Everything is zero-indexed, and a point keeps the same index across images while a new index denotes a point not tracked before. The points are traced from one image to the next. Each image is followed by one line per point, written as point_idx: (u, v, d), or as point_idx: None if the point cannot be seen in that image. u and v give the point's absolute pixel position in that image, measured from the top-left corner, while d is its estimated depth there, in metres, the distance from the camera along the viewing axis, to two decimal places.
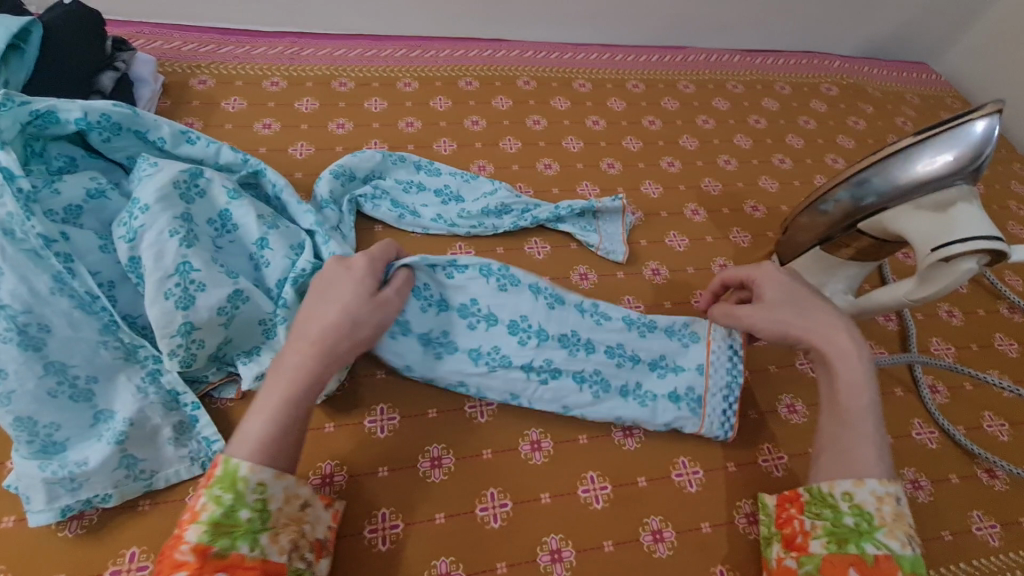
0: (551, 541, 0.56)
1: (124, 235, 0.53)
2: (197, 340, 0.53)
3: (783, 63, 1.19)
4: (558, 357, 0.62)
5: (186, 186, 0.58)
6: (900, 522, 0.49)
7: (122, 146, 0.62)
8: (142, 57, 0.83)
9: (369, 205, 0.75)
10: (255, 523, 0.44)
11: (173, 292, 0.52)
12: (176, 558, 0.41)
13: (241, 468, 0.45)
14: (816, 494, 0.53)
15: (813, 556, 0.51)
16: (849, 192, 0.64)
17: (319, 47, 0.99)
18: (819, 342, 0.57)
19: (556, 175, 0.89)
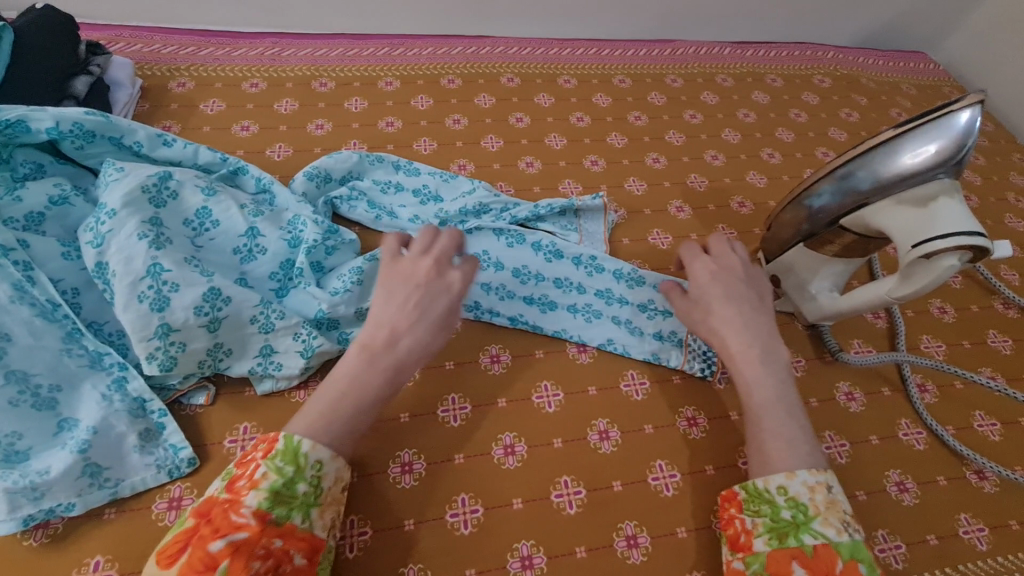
0: (522, 547, 0.55)
1: (91, 241, 0.53)
2: (175, 342, 0.53)
3: (774, 54, 1.17)
4: (554, 294, 0.70)
5: (156, 190, 0.57)
6: (832, 510, 0.49)
7: (91, 152, 0.61)
8: (119, 60, 0.83)
9: (345, 206, 0.75)
10: (309, 498, 0.46)
11: (147, 295, 0.52)
12: (233, 520, 0.43)
13: (303, 444, 0.46)
14: (754, 490, 0.53)
15: (758, 555, 0.49)
16: (833, 186, 0.63)
17: (300, 47, 0.98)
18: (727, 346, 0.58)
19: (538, 173, 0.88)
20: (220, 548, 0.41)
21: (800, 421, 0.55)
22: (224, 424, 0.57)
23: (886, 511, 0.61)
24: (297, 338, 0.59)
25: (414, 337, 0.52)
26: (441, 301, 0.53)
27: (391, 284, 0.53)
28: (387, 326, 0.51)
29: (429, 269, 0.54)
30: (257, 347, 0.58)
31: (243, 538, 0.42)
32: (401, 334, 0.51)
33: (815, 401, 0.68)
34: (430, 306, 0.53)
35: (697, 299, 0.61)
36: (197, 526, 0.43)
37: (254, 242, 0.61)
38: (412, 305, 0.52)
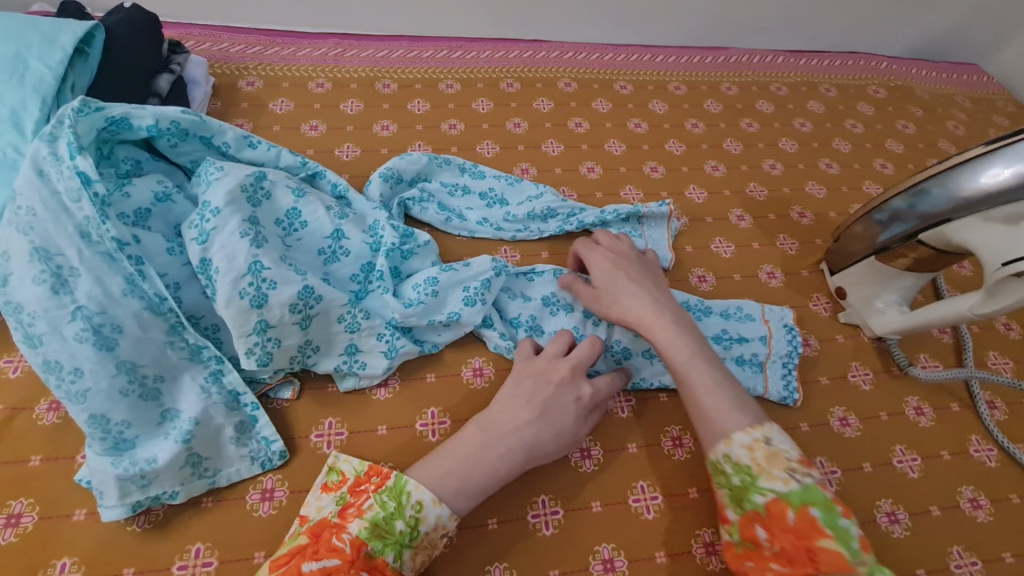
0: (603, 550, 0.55)
1: (196, 238, 0.54)
2: (271, 338, 0.55)
3: (828, 64, 1.16)
4: (629, 339, 0.67)
5: (253, 190, 0.58)
6: (773, 461, 0.48)
7: (185, 150, 0.62)
8: (195, 59, 0.84)
9: (417, 208, 0.76)
10: (404, 538, 0.47)
11: (247, 291, 0.53)
12: (334, 543, 0.45)
13: (409, 484, 0.49)
14: (710, 463, 0.52)
15: (734, 526, 0.49)
16: (907, 201, 0.64)
17: (362, 48, 1.00)
18: (633, 321, 0.60)
19: (599, 179, 0.88)
20: (314, 568, 0.43)
21: (715, 384, 0.54)
22: (310, 418, 0.59)
23: (960, 527, 0.61)
24: (381, 338, 0.61)
25: (534, 435, 0.53)
26: (568, 405, 0.55)
27: (522, 380, 0.57)
28: (511, 417, 0.54)
29: (567, 375, 0.57)
30: (343, 345, 0.60)
31: (336, 564, 0.43)
32: (521, 427, 0.53)
33: (885, 415, 0.68)
34: (558, 411, 0.55)
35: (601, 286, 0.63)
36: (304, 544, 0.45)
37: (338, 244, 0.63)
38: (540, 401, 0.55)
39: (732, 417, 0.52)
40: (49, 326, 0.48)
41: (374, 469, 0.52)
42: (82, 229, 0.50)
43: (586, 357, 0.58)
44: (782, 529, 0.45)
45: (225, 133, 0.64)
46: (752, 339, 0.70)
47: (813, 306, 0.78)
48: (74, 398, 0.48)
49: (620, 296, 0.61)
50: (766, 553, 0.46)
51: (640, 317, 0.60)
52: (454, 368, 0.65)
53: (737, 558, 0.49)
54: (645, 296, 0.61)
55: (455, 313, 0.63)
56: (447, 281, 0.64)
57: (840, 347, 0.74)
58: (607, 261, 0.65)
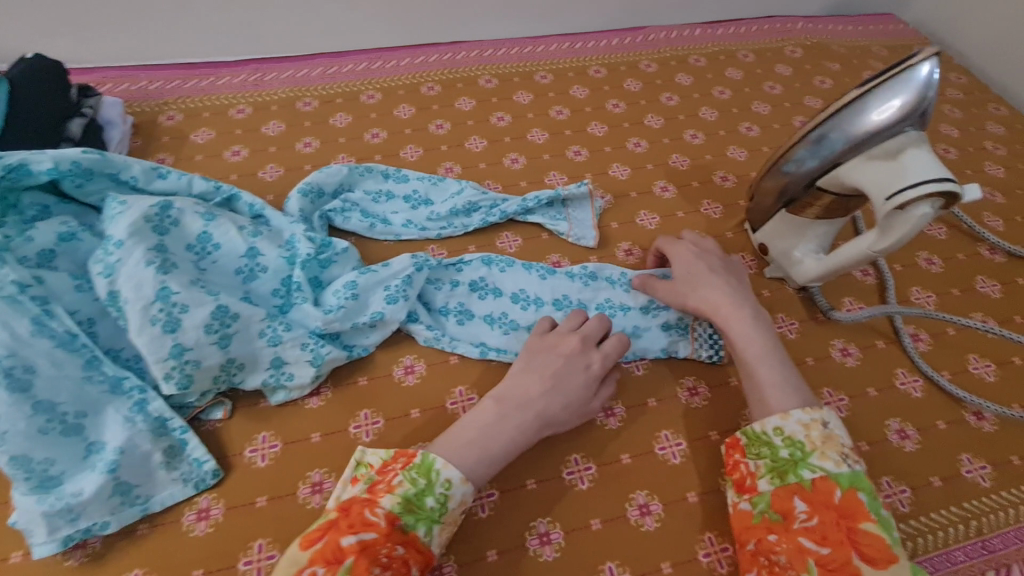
0: (539, 525, 0.57)
1: (102, 272, 0.55)
2: (189, 360, 0.56)
3: (744, 31, 1.19)
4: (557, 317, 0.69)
5: (158, 219, 0.59)
6: (829, 443, 0.53)
7: (91, 189, 0.63)
8: (109, 100, 0.85)
9: (340, 218, 0.77)
10: (434, 513, 0.50)
11: (158, 317, 0.55)
12: (368, 517, 0.48)
13: (436, 462, 0.52)
14: (753, 434, 0.56)
15: (763, 495, 0.53)
16: (808, 150, 0.65)
17: (281, 71, 1.01)
18: (713, 307, 0.63)
19: (523, 169, 0.90)
20: (352, 542, 0.46)
21: (785, 373, 0.58)
22: (243, 434, 0.60)
23: (889, 459, 0.63)
24: (306, 347, 0.62)
25: (545, 405, 0.56)
26: (578, 376, 0.59)
27: (533, 356, 0.60)
28: (522, 391, 0.57)
29: (578, 350, 0.60)
30: (269, 359, 0.61)
31: (373, 537, 0.46)
32: (535, 398, 0.57)
33: (812, 360, 0.70)
34: (567, 380, 0.58)
35: (680, 275, 0.66)
36: (336, 519, 0.48)
37: (254, 261, 0.64)
38: (551, 376, 0.58)
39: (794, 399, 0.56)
40: None
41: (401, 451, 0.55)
42: None
43: (593, 331, 0.62)
44: (825, 506, 0.50)
45: (132, 168, 0.65)
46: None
47: None
48: None
49: (696, 287, 0.64)
50: (794, 526, 0.50)
51: (714, 306, 0.63)
52: (386, 368, 0.66)
53: (750, 526, 0.52)
54: (722, 287, 0.64)
55: (377, 314, 0.64)
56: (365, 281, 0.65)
57: (766, 301, 0.76)
58: (688, 252, 0.68)
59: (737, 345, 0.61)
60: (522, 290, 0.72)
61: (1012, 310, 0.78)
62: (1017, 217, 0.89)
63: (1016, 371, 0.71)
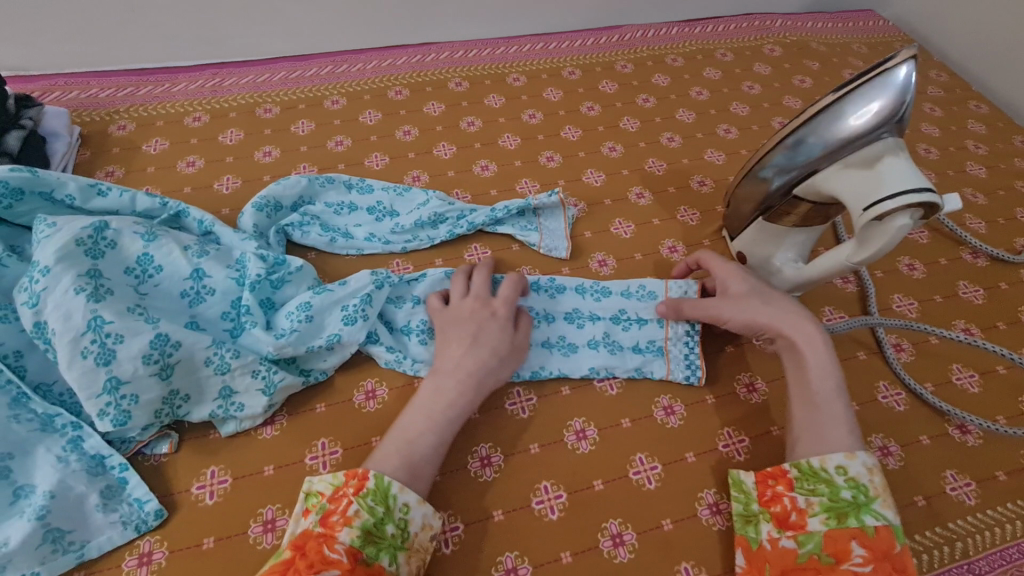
0: (506, 560, 0.54)
1: (26, 301, 0.51)
2: (126, 394, 0.52)
3: (723, 29, 1.16)
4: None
5: (92, 242, 0.55)
6: (886, 492, 0.53)
7: (22, 210, 0.59)
8: (53, 111, 0.81)
9: (298, 233, 0.73)
10: (396, 540, 0.49)
11: (90, 349, 0.51)
12: (328, 555, 0.45)
13: (393, 486, 0.50)
14: (813, 468, 0.54)
15: (814, 534, 0.51)
16: (785, 155, 0.63)
17: (241, 76, 0.96)
18: (788, 331, 0.60)
19: (494, 176, 0.87)
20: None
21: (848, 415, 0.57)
22: (191, 470, 0.56)
23: None
24: (257, 374, 0.58)
25: (474, 361, 0.59)
26: (491, 326, 0.61)
27: (446, 328, 0.62)
28: (450, 357, 0.59)
29: (480, 304, 0.63)
30: (216, 389, 0.57)
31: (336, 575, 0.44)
32: (463, 363, 0.59)
33: None
34: (481, 332, 0.60)
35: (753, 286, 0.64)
36: (293, 559, 0.45)
37: (200, 283, 0.60)
38: (469, 336, 0.60)
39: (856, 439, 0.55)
40: None
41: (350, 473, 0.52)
42: None
43: (480, 288, 0.64)
44: (882, 554, 0.49)
45: (67, 186, 0.61)
46: (650, 321, 0.68)
47: None
48: None
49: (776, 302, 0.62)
50: (848, 570, 0.49)
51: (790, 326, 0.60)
52: (346, 394, 0.62)
53: (798, 567, 0.50)
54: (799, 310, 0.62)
55: (334, 336, 0.61)
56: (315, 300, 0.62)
57: None
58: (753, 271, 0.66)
59: (809, 375, 0.58)
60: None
61: (995, 316, 0.76)
62: (999, 219, 0.87)
63: (1000, 381, 0.69)
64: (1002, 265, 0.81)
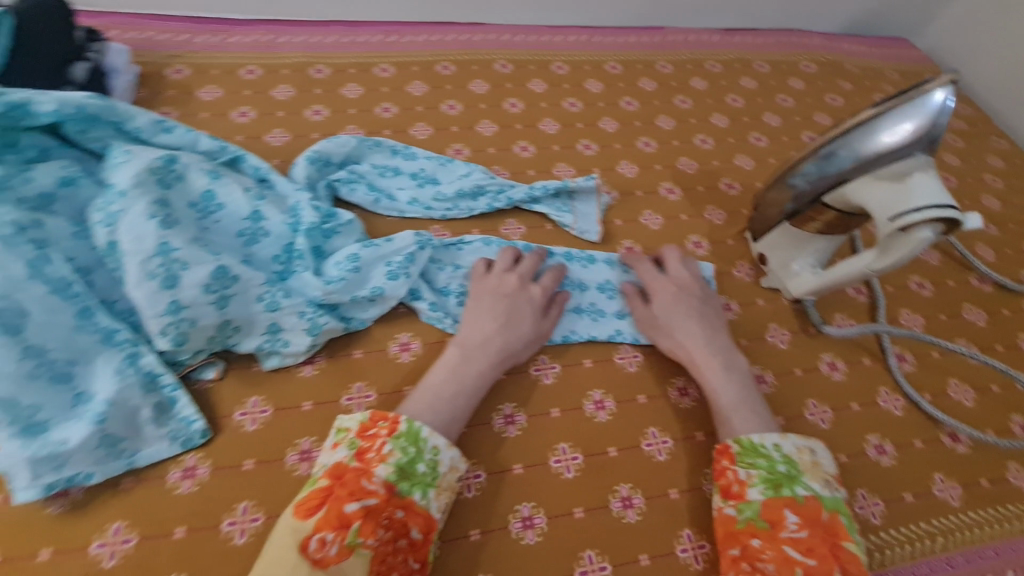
0: (523, 509, 0.58)
1: (102, 221, 0.54)
2: (186, 318, 0.55)
3: (761, 42, 1.20)
4: (558, 297, 0.71)
5: (163, 172, 0.58)
6: (817, 469, 0.56)
7: (94, 136, 0.61)
8: (116, 47, 0.82)
9: (345, 189, 0.76)
10: (427, 478, 0.52)
11: (157, 272, 0.54)
12: (365, 485, 0.49)
13: (423, 430, 0.54)
14: (748, 445, 0.57)
15: (752, 504, 0.54)
16: (817, 165, 0.66)
17: (295, 35, 0.99)
18: (692, 361, 0.65)
19: (533, 157, 0.90)
20: (354, 509, 0.47)
21: (761, 412, 0.61)
22: (234, 397, 0.60)
23: (865, 472, 0.65)
24: (304, 315, 0.61)
25: (502, 338, 0.62)
26: (526, 309, 0.65)
27: (483, 297, 0.65)
28: (481, 331, 0.62)
29: (523, 290, 0.66)
30: (265, 324, 0.60)
31: (374, 503, 0.48)
32: (492, 335, 0.62)
33: (800, 371, 0.72)
34: (514, 313, 0.64)
35: (659, 317, 0.68)
36: (331, 487, 0.49)
37: (257, 225, 0.63)
38: (503, 314, 0.64)
39: (776, 427, 0.60)
40: None
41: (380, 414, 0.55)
42: None
43: (525, 270, 0.68)
44: (814, 521, 0.52)
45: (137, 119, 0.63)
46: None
47: (737, 272, 0.80)
48: None
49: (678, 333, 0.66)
50: (781, 534, 0.52)
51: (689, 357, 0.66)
52: (380, 344, 0.66)
53: (736, 532, 0.54)
54: (703, 337, 0.66)
55: (377, 288, 0.64)
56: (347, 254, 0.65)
57: (761, 309, 0.77)
58: (669, 295, 0.69)
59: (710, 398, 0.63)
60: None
61: (995, 339, 0.80)
62: (1008, 250, 0.91)
63: (993, 398, 0.73)
64: (1006, 293, 0.85)
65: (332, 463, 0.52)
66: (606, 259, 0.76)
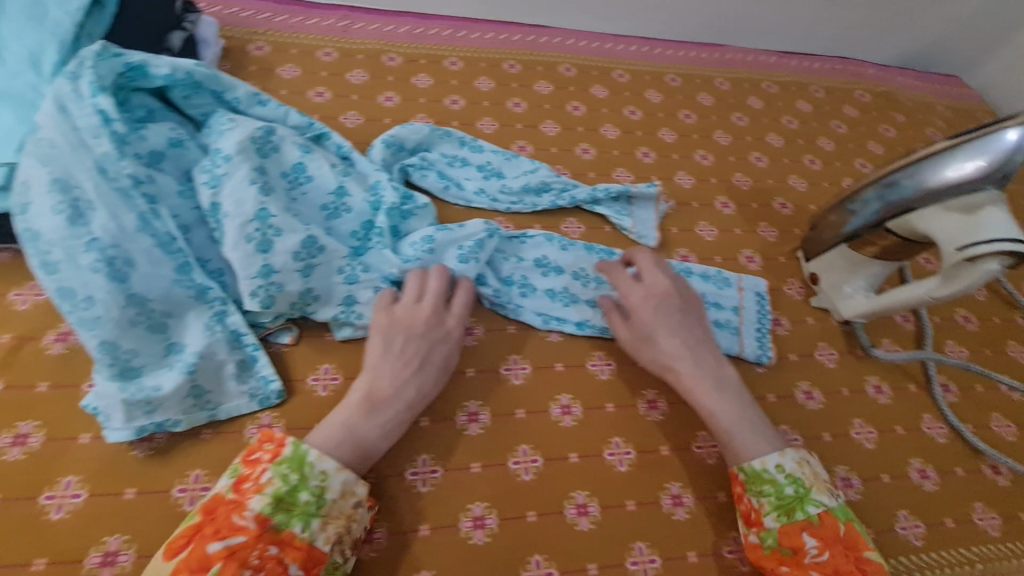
0: (577, 496, 0.60)
1: (207, 182, 0.57)
2: (275, 282, 0.58)
3: (818, 68, 1.21)
4: (616, 296, 0.73)
5: (262, 142, 0.61)
6: (818, 480, 0.57)
7: (196, 102, 0.63)
8: (207, 20, 0.85)
9: (417, 175, 0.79)
10: (310, 507, 0.48)
11: (253, 236, 0.57)
12: (234, 522, 0.46)
13: (309, 454, 0.50)
14: (751, 473, 0.58)
15: (770, 531, 0.55)
16: (878, 193, 0.68)
17: (370, 22, 1.02)
18: (677, 384, 0.63)
19: (593, 160, 0.92)
20: (218, 549, 0.44)
21: (761, 427, 0.60)
22: (307, 362, 0.62)
23: (908, 494, 0.66)
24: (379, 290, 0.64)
25: (420, 383, 0.57)
26: (439, 348, 0.59)
27: (388, 334, 0.58)
28: (393, 377, 0.56)
29: (411, 315, 0.60)
30: (342, 295, 0.63)
31: (242, 541, 0.45)
32: (402, 383, 0.56)
33: (847, 391, 0.73)
34: (427, 354, 0.58)
35: (643, 338, 0.65)
36: (201, 524, 0.46)
37: (341, 200, 0.66)
38: (415, 356, 0.58)
39: (777, 441, 0.60)
40: (64, 254, 0.50)
41: (267, 439, 0.52)
42: (100, 164, 0.52)
43: (431, 289, 0.61)
44: (831, 539, 0.54)
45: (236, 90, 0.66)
46: (727, 306, 0.76)
47: (788, 290, 0.82)
48: (86, 324, 0.51)
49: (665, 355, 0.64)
50: (806, 559, 0.53)
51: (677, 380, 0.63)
52: None
53: (762, 557, 0.56)
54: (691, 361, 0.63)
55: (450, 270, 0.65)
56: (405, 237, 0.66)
57: (811, 328, 0.78)
58: (650, 309, 0.65)
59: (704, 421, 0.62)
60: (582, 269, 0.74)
61: None
62: None
63: None
64: None
65: (212, 495, 0.49)
66: None
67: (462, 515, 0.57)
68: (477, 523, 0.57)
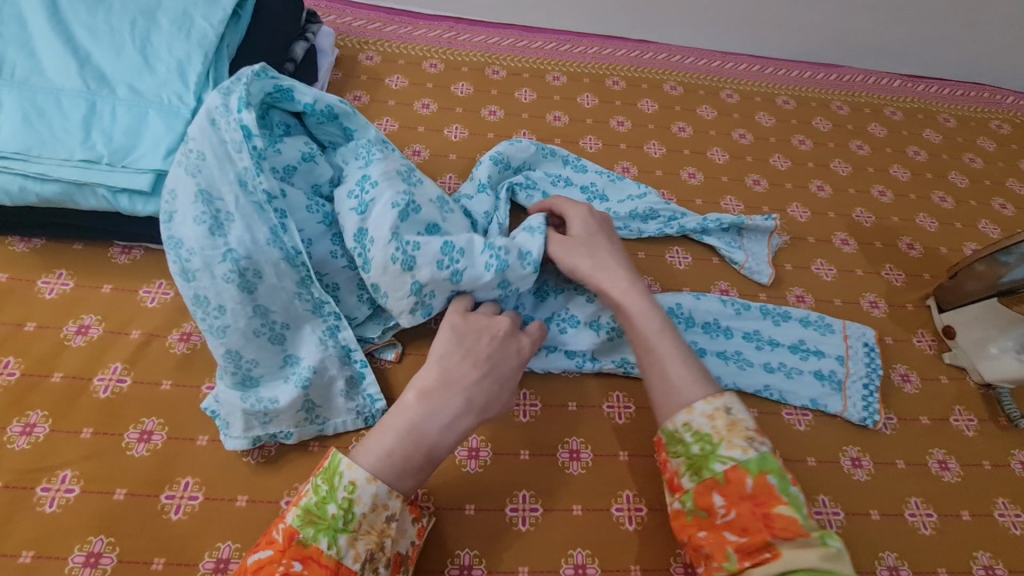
0: (684, 554, 0.56)
1: (357, 208, 0.56)
2: (428, 295, 0.56)
3: (950, 93, 1.09)
4: (703, 340, 0.67)
5: (407, 172, 0.60)
6: (734, 430, 0.47)
7: (326, 130, 0.64)
8: (325, 30, 0.90)
9: (523, 194, 0.77)
10: (337, 522, 0.44)
11: (397, 257, 0.54)
12: (270, 535, 0.43)
13: (342, 463, 0.46)
14: (665, 431, 0.50)
15: (687, 494, 0.48)
16: None
17: (474, 33, 1.01)
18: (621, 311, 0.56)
19: (700, 185, 0.87)
20: (252, 562, 0.42)
21: (685, 372, 0.52)
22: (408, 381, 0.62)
23: None
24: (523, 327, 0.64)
25: (482, 395, 0.50)
26: (510, 361, 0.52)
27: (464, 334, 0.52)
28: (460, 387, 0.49)
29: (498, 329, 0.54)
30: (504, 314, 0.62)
31: (269, 555, 0.42)
32: (472, 390, 0.50)
33: (988, 464, 0.65)
34: (499, 366, 0.52)
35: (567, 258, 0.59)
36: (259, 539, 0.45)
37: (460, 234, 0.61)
38: (485, 358, 0.51)
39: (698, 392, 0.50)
40: (202, 264, 0.51)
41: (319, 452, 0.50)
42: (241, 177, 0.53)
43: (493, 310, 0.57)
44: (739, 497, 0.45)
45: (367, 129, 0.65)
46: (830, 354, 0.69)
47: (917, 342, 0.74)
48: (215, 332, 0.52)
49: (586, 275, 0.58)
50: (717, 521, 0.46)
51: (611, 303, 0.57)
52: None
53: (684, 525, 0.48)
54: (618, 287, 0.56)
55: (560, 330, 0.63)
56: (468, 238, 0.57)
57: (945, 388, 0.71)
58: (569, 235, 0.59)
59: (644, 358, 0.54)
60: (676, 305, 0.68)
61: None
62: None
63: None
64: None
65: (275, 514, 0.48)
66: (760, 308, 0.70)
67: (562, 562, 0.54)
68: (577, 572, 0.54)
